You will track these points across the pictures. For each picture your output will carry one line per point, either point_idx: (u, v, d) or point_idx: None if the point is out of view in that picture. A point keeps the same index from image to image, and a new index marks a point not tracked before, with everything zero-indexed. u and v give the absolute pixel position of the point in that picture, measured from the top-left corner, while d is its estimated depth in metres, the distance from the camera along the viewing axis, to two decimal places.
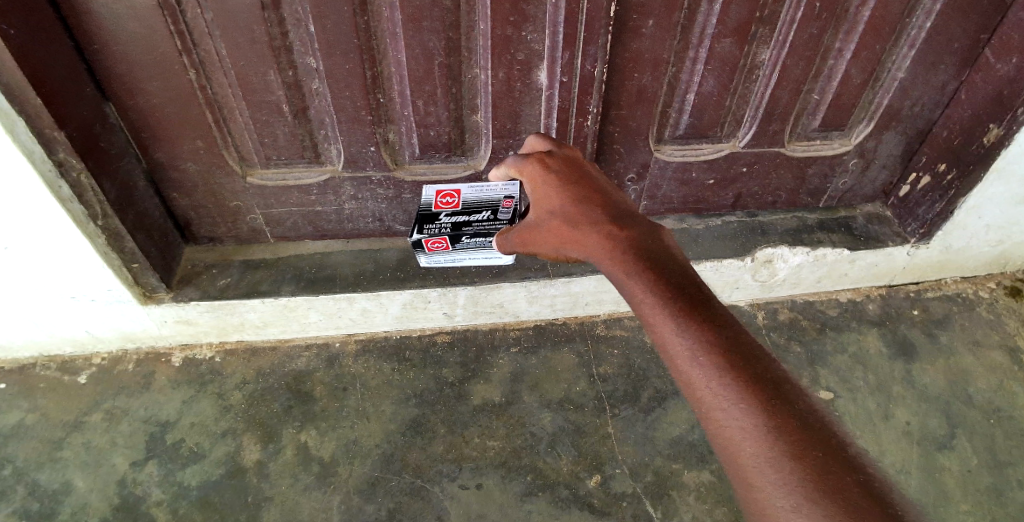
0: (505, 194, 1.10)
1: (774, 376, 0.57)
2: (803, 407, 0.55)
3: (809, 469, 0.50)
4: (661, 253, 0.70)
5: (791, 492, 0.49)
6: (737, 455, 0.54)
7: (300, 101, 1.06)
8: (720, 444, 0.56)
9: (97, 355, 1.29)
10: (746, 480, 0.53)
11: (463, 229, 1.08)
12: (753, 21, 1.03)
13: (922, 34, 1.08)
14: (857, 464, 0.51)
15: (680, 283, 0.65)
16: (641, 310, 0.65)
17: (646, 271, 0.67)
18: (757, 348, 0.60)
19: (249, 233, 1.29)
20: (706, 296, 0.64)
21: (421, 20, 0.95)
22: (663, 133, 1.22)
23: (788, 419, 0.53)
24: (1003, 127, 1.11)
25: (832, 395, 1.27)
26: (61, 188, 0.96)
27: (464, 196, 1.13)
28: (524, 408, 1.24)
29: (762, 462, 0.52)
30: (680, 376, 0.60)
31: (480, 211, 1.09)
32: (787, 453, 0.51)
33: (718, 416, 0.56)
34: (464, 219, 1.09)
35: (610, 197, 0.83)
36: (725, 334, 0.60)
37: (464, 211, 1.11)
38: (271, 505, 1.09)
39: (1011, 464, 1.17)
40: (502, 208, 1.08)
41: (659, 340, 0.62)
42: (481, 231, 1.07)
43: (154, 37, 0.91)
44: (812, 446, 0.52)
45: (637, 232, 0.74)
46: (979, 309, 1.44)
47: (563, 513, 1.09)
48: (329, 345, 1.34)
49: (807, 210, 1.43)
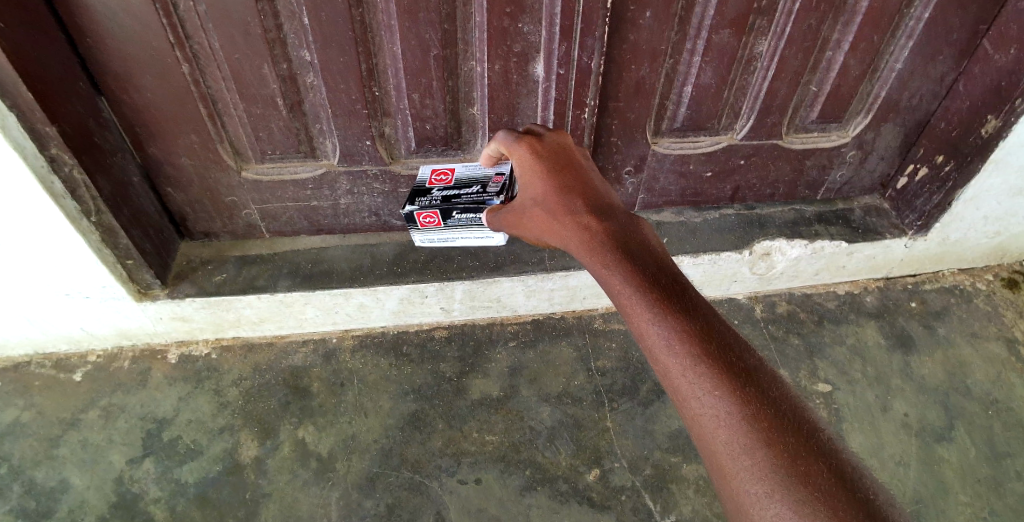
0: (496, 170, 1.09)
1: (747, 366, 0.59)
2: (774, 393, 0.57)
3: (782, 456, 0.52)
4: (640, 243, 0.71)
5: (762, 479, 0.52)
6: (711, 443, 0.56)
7: (296, 95, 1.04)
8: (696, 432, 0.58)
9: (93, 352, 1.28)
10: (719, 467, 0.55)
11: (454, 204, 1.07)
12: (751, 12, 1.02)
13: (920, 24, 1.07)
14: (829, 451, 0.53)
15: (657, 273, 0.66)
16: (619, 301, 0.66)
17: (623, 262, 0.67)
18: (731, 337, 0.61)
19: (245, 229, 1.27)
20: (683, 286, 0.65)
21: (416, 13, 0.94)
22: (661, 125, 1.21)
23: (759, 407, 0.55)
24: (1001, 118, 1.11)
25: (831, 387, 1.27)
26: (54, 183, 0.94)
27: (458, 172, 1.13)
28: (523, 402, 1.24)
29: (735, 451, 0.54)
30: (657, 365, 0.61)
31: (470, 186, 1.08)
32: (760, 441, 0.53)
33: (693, 405, 0.58)
34: (455, 193, 1.09)
35: (591, 182, 0.82)
36: (700, 324, 0.61)
37: (456, 186, 1.10)
38: (270, 501, 1.09)
39: (1010, 456, 1.18)
40: (491, 182, 1.07)
41: (638, 330, 0.63)
42: (471, 203, 1.06)
43: (146, 31, 0.90)
44: (783, 433, 0.54)
45: (616, 221, 0.74)
46: (978, 301, 1.44)
47: (563, 507, 1.09)
48: (327, 340, 1.33)
49: (805, 201, 1.42)
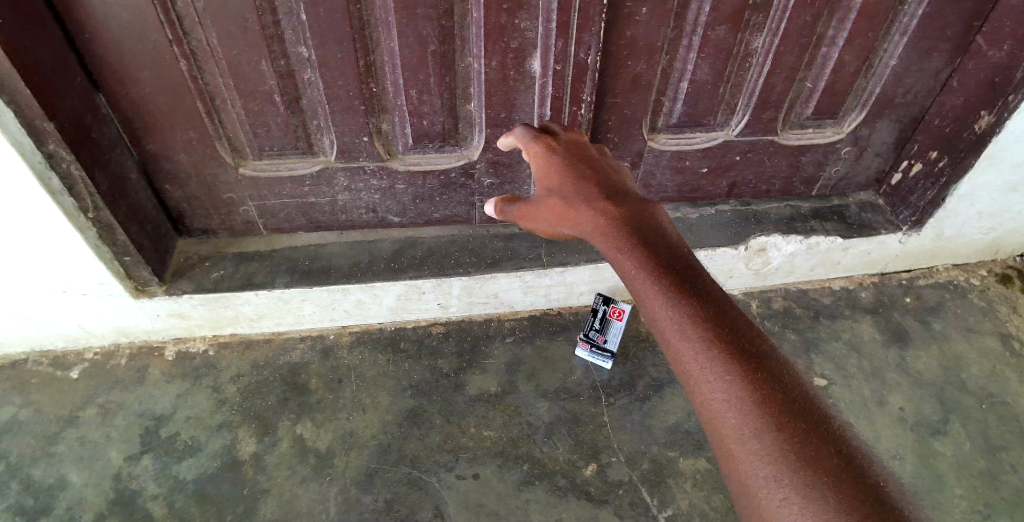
0: (604, 346, 1.29)
1: (759, 353, 0.60)
2: (785, 379, 0.59)
3: (790, 441, 0.54)
4: (654, 229, 0.71)
5: (770, 461, 0.53)
6: (720, 428, 0.58)
7: (293, 91, 1.04)
8: (705, 417, 0.59)
9: (90, 349, 1.29)
10: (727, 451, 0.57)
11: (596, 318, 1.30)
12: (747, 8, 1.03)
13: (914, 21, 1.07)
14: (838, 436, 0.55)
15: (671, 259, 0.67)
16: (633, 286, 0.66)
17: (637, 247, 0.68)
18: (743, 323, 0.63)
19: (242, 226, 1.27)
20: (696, 271, 0.66)
21: (413, 8, 0.94)
22: (657, 122, 1.21)
23: (769, 392, 0.57)
24: (995, 114, 1.14)
25: (826, 381, 1.28)
26: (51, 180, 0.94)
27: (615, 325, 1.29)
28: (521, 398, 1.24)
29: (744, 434, 0.56)
30: (669, 350, 0.62)
31: (602, 328, 1.30)
32: (770, 424, 0.55)
33: (703, 389, 0.59)
34: (601, 320, 1.30)
35: (604, 170, 0.83)
36: (714, 310, 0.62)
37: (606, 322, 1.30)
38: (269, 497, 1.09)
39: (1005, 449, 1.19)
40: (593, 340, 1.29)
41: (651, 316, 0.64)
42: (593, 327, 1.30)
43: (144, 27, 0.90)
44: (792, 418, 0.55)
45: (630, 207, 0.74)
46: (971, 296, 1.46)
47: (561, 501, 1.09)
48: (324, 336, 1.33)
49: (801, 198, 1.43)
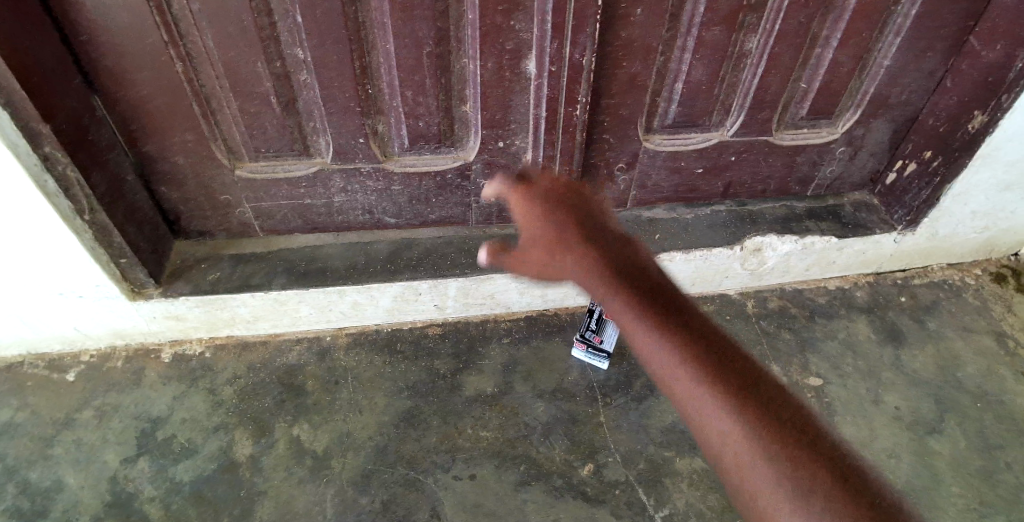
0: (602, 346, 1.28)
1: (750, 378, 0.65)
2: (777, 400, 0.64)
3: (789, 460, 0.59)
4: (640, 271, 0.76)
5: (774, 482, 0.59)
6: (724, 455, 0.63)
7: (289, 93, 1.04)
8: (708, 445, 0.65)
9: (86, 351, 1.29)
10: (734, 474, 0.62)
11: (594, 318, 1.29)
12: (742, 9, 1.03)
13: (908, 21, 1.08)
14: (833, 450, 0.60)
15: (658, 300, 0.72)
16: (627, 330, 0.71)
17: (627, 292, 0.73)
18: (732, 350, 0.68)
19: (238, 227, 1.27)
20: (683, 308, 0.71)
21: (409, 10, 0.95)
22: (653, 122, 1.22)
23: (765, 416, 0.62)
24: (988, 114, 1.15)
25: (822, 381, 1.29)
26: (47, 182, 0.94)
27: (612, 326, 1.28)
28: (517, 398, 1.24)
29: (747, 459, 0.61)
30: (668, 387, 0.67)
31: (599, 329, 1.28)
32: (768, 448, 0.60)
33: (703, 421, 0.64)
34: (599, 320, 1.29)
35: (589, 212, 0.88)
36: (703, 345, 0.67)
37: (603, 322, 1.28)
38: (266, 499, 1.09)
39: (1000, 447, 1.19)
40: (592, 341, 1.28)
41: (646, 357, 0.69)
42: (591, 328, 1.29)
43: (141, 29, 0.90)
44: (789, 438, 0.61)
45: (615, 251, 0.80)
46: (966, 295, 1.47)
47: (558, 501, 1.09)
48: (321, 338, 1.33)
49: (796, 198, 1.43)
